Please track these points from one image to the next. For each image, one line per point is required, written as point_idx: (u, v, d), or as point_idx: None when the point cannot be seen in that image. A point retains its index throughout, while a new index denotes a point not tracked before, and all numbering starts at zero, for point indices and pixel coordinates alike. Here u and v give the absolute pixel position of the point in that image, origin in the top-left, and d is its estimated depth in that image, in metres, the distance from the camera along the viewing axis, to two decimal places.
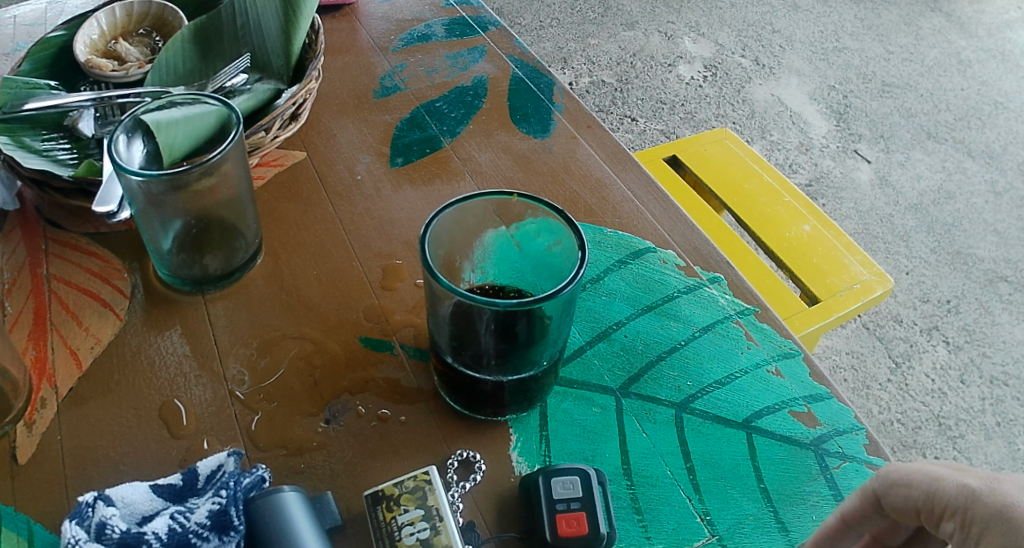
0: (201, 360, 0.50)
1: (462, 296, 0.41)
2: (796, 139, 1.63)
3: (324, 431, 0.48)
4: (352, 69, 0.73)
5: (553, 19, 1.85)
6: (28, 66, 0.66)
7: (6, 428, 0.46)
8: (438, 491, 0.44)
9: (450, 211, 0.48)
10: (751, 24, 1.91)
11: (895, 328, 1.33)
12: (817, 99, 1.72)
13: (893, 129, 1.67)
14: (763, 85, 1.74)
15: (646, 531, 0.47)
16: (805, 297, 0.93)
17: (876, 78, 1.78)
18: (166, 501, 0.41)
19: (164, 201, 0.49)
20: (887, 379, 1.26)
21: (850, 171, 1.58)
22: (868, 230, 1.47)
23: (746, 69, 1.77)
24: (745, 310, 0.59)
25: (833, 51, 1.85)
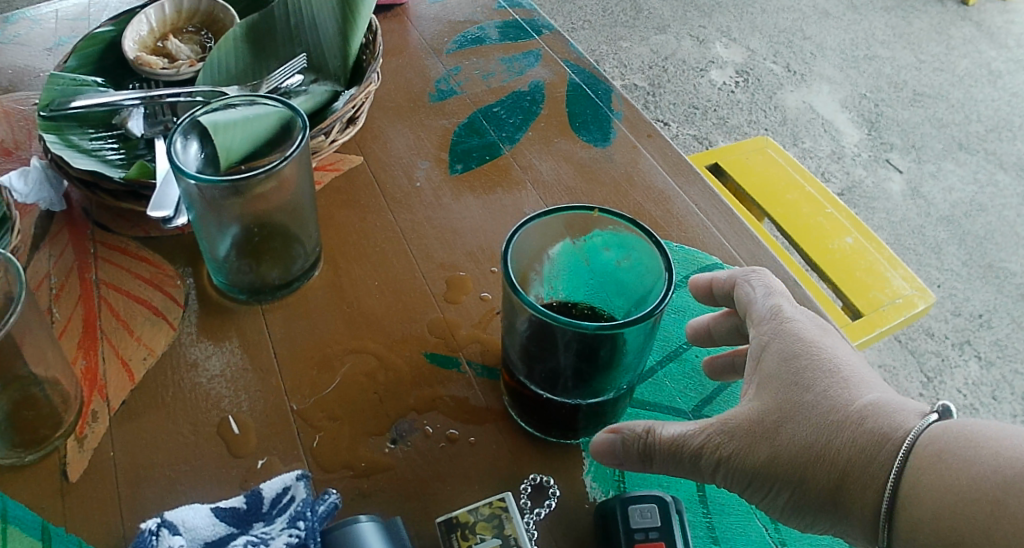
0: (261, 374, 0.49)
1: (547, 316, 0.40)
2: (828, 148, 1.59)
3: (389, 452, 0.46)
4: (407, 71, 0.73)
5: (584, 21, 1.82)
6: (75, 62, 0.64)
7: (56, 443, 0.45)
8: (516, 519, 0.42)
9: (528, 225, 0.46)
10: (783, 30, 1.87)
11: (926, 341, 1.30)
12: (850, 107, 1.68)
13: (924, 139, 1.63)
14: (795, 92, 1.71)
15: None
16: (845, 310, 0.84)
17: (908, 87, 1.74)
18: (231, 526, 0.40)
19: (224, 207, 0.49)
20: (918, 393, 1.23)
21: (882, 182, 1.54)
22: (900, 242, 1.44)
23: (778, 75, 1.74)
24: None
25: (864, 58, 1.81)
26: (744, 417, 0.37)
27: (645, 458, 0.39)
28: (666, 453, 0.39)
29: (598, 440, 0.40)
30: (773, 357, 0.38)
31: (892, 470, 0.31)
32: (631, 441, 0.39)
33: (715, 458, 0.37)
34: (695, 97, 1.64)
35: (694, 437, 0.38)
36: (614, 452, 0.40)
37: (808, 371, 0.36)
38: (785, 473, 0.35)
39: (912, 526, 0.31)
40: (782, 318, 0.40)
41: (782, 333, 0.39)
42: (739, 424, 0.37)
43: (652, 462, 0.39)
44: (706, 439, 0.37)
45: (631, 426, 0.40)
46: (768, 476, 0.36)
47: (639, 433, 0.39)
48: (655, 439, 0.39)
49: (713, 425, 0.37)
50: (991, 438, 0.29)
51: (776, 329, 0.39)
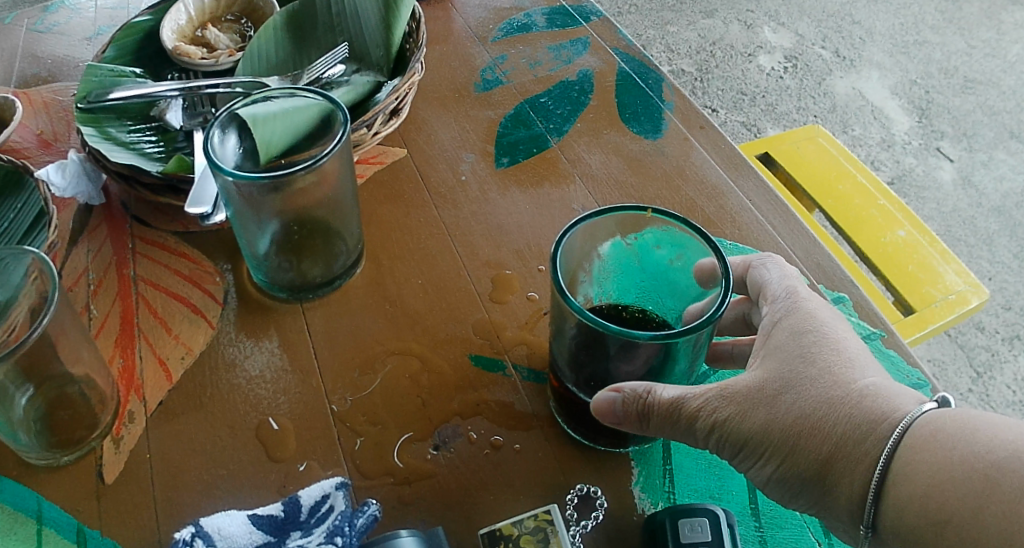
0: (301, 375, 0.48)
1: (595, 324, 0.37)
2: (878, 135, 1.52)
3: (433, 458, 0.44)
4: (451, 60, 0.71)
5: (632, 5, 1.78)
6: (113, 52, 0.63)
7: (94, 443, 0.44)
8: (561, 532, 0.41)
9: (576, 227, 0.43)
10: (832, 14, 1.79)
11: (976, 335, 1.23)
12: (899, 94, 1.60)
13: (976, 127, 1.54)
14: (845, 78, 1.63)
15: None
16: (897, 305, 0.79)
17: (958, 73, 1.65)
18: (268, 534, 0.40)
19: (263, 202, 0.47)
20: (968, 389, 1.18)
21: (931, 171, 1.47)
22: (949, 232, 1.37)
23: (826, 61, 1.66)
24: (872, 334, 0.52)
25: (914, 44, 1.71)
26: (746, 386, 0.36)
27: (642, 421, 0.38)
28: (663, 417, 0.38)
29: (599, 400, 0.38)
30: (783, 334, 0.38)
31: (886, 447, 0.32)
32: (631, 403, 0.38)
33: (710, 423, 0.37)
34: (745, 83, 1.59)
35: (693, 400, 0.37)
36: (614, 411, 0.38)
37: (814, 349, 0.36)
38: (775, 444, 0.35)
39: (898, 504, 0.31)
40: (797, 299, 0.40)
41: (795, 313, 0.39)
42: (740, 392, 0.36)
43: (650, 426, 0.38)
44: (703, 404, 0.37)
45: (633, 385, 0.38)
46: (760, 445, 0.36)
47: (640, 396, 0.38)
48: (658, 402, 0.38)
49: (713, 389, 0.37)
50: (986, 425, 0.30)
51: (789, 307, 0.39)
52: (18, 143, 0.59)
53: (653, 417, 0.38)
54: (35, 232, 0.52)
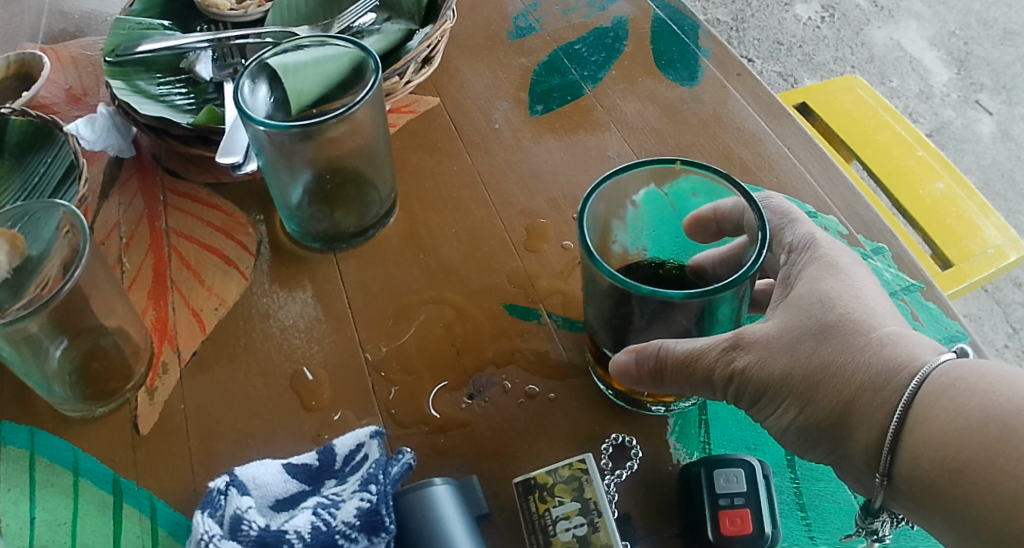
0: (335, 324, 0.47)
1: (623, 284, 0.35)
2: (916, 87, 1.44)
3: (467, 407, 0.44)
4: (483, 7, 0.69)
5: None
6: (140, 7, 0.63)
7: (128, 395, 0.44)
8: (597, 482, 0.39)
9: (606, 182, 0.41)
10: None
11: (1014, 292, 1.18)
12: (938, 45, 1.50)
13: (1017, 81, 1.45)
14: (882, 28, 1.53)
15: (810, 531, 0.41)
16: (933, 259, 0.75)
17: (997, 26, 1.53)
18: (302, 483, 0.38)
19: (294, 151, 0.47)
20: (1004, 345, 1.13)
21: (971, 123, 1.40)
22: (988, 187, 1.32)
23: (864, 11, 1.56)
24: (912, 286, 0.49)
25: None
26: (762, 335, 0.35)
27: (655, 380, 0.37)
28: (677, 371, 0.37)
29: (618, 363, 0.38)
30: (802, 281, 0.36)
31: (905, 396, 0.30)
32: (646, 362, 0.37)
33: (723, 374, 0.36)
34: (782, 32, 1.52)
35: (706, 352, 0.36)
36: (629, 371, 0.38)
37: (833, 297, 0.34)
38: (790, 392, 0.34)
39: (914, 452, 0.30)
40: (817, 245, 0.38)
41: (814, 260, 0.37)
42: (755, 341, 0.35)
43: (664, 381, 0.37)
44: (717, 354, 0.36)
45: (647, 345, 0.37)
46: (774, 394, 0.34)
47: (654, 354, 0.37)
48: (672, 355, 0.36)
49: (726, 339, 0.36)
50: (1010, 378, 0.28)
51: (808, 255, 0.38)
52: (49, 98, 0.59)
53: (667, 371, 0.37)
54: (66, 186, 0.52)
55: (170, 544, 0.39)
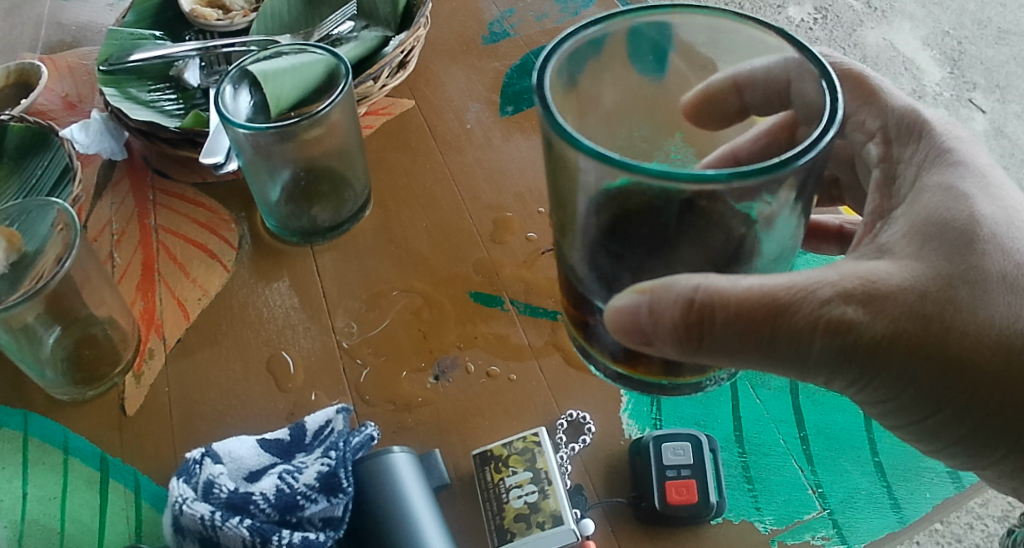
0: (310, 312, 0.50)
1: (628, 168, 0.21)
2: (909, 87, 1.32)
3: (432, 387, 0.46)
4: (461, 13, 0.72)
5: None
6: (132, 17, 0.66)
7: (116, 379, 0.48)
8: (548, 454, 0.42)
9: (573, 40, 0.26)
10: None
11: None
12: (930, 45, 1.39)
13: (1010, 79, 1.36)
14: (874, 29, 1.40)
15: (756, 502, 0.43)
16: None
17: (992, 23, 1.43)
18: (273, 456, 0.42)
19: (273, 151, 0.52)
20: None
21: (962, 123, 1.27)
22: None
23: (856, 13, 1.45)
24: None
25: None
26: (904, 277, 0.28)
27: (690, 337, 0.27)
28: (724, 328, 0.27)
29: (619, 307, 0.27)
30: (939, 197, 0.31)
31: None
32: (676, 313, 0.26)
33: (806, 330, 0.27)
34: None
35: (798, 299, 0.27)
36: (641, 321, 0.26)
37: (985, 225, 0.30)
38: (923, 353, 0.29)
39: None
40: (935, 143, 0.33)
41: (947, 167, 0.32)
42: (880, 289, 0.28)
43: (703, 339, 0.27)
44: (789, 305, 0.27)
45: (674, 288, 0.26)
46: (894, 355, 0.28)
47: (687, 305, 0.26)
48: (730, 306, 0.26)
49: (826, 282, 0.27)
50: None
51: (928, 160, 0.33)
52: (46, 105, 0.63)
53: (708, 327, 0.26)
54: (60, 187, 0.55)
55: (153, 515, 0.42)
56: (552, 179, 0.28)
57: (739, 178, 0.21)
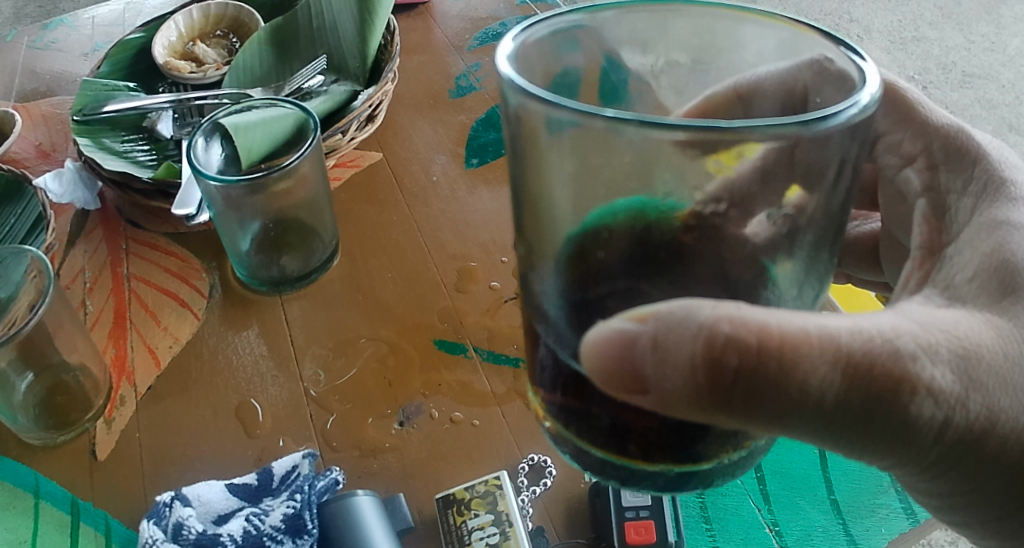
0: (279, 360, 0.52)
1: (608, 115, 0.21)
2: None
3: (397, 432, 0.48)
4: (428, 68, 0.76)
5: None
6: (107, 67, 0.68)
7: (87, 424, 0.49)
8: (509, 497, 0.44)
9: (540, 29, 0.27)
10: (829, 13, 1.59)
11: None
12: None
13: (972, 121, 1.34)
14: None
15: (714, 540, 0.45)
16: None
17: (955, 69, 1.44)
18: (242, 500, 0.44)
19: (243, 203, 0.54)
20: None
21: None
22: None
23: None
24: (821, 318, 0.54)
25: (912, 40, 1.50)
26: (968, 330, 0.26)
27: (717, 386, 0.24)
28: (760, 376, 0.23)
29: (608, 331, 0.24)
30: (1000, 236, 0.30)
31: None
32: (693, 345, 0.23)
33: (862, 387, 0.24)
34: None
35: (873, 349, 0.24)
36: (641, 357, 0.24)
37: None
38: (974, 422, 0.26)
39: None
40: (992, 172, 0.34)
41: (1007, 202, 0.32)
42: (944, 341, 0.26)
43: (736, 392, 0.24)
44: (847, 354, 0.24)
45: (693, 317, 0.23)
46: (954, 424, 0.26)
47: (708, 338, 0.23)
48: (773, 343, 0.23)
49: (908, 335, 0.25)
50: None
51: (983, 191, 0.33)
52: (19, 154, 0.65)
53: (739, 371, 0.23)
54: (33, 235, 0.57)
55: None
56: (519, 169, 0.27)
57: (753, 126, 0.20)
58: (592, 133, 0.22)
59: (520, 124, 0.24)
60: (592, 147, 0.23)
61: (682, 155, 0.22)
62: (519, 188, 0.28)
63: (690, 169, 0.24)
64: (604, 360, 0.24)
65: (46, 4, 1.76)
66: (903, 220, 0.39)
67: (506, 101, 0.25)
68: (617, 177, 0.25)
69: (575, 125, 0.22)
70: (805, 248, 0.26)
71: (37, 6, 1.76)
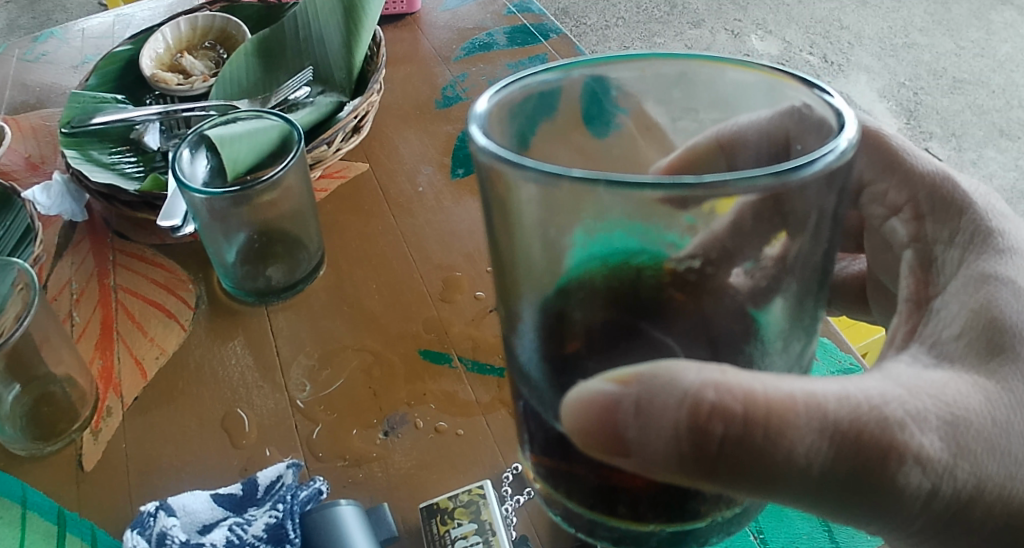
0: (265, 372, 0.52)
1: (575, 177, 0.21)
2: None
3: (382, 442, 0.48)
4: (415, 79, 0.76)
5: (619, 18, 1.63)
6: (96, 80, 0.69)
7: (73, 435, 0.49)
8: (492, 506, 0.44)
9: (513, 89, 0.27)
10: (819, 21, 1.61)
11: None
12: (887, 97, 1.41)
13: (965, 127, 1.35)
14: (832, 83, 1.43)
15: None
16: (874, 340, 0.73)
17: (946, 74, 1.45)
18: (227, 510, 0.45)
19: (228, 215, 0.55)
20: None
21: None
22: None
23: (813, 66, 1.48)
24: None
25: (902, 47, 1.52)
26: (956, 394, 0.26)
27: (702, 456, 0.24)
28: (746, 446, 0.23)
29: (590, 393, 0.25)
30: (988, 291, 0.31)
31: None
32: (677, 413, 0.23)
33: (849, 457, 0.24)
34: None
35: (860, 416, 0.24)
36: (623, 418, 0.24)
37: None
38: (963, 490, 0.26)
39: None
40: (979, 223, 0.34)
41: (995, 254, 0.32)
42: (933, 407, 0.26)
43: (720, 462, 0.24)
44: (834, 422, 0.24)
45: (677, 384, 0.24)
46: (942, 492, 0.26)
47: (693, 406, 0.23)
48: (759, 412, 0.23)
49: (896, 401, 0.25)
50: None
51: (971, 242, 0.34)
52: (10, 166, 0.65)
53: (724, 440, 0.23)
54: (22, 247, 0.57)
55: None
56: (494, 229, 0.27)
57: (726, 180, 0.20)
58: (564, 193, 0.22)
59: (495, 186, 0.24)
60: (566, 206, 0.23)
61: (657, 210, 0.22)
62: (495, 248, 0.28)
63: (668, 224, 0.24)
64: (589, 424, 0.25)
65: (40, 17, 1.77)
66: (888, 268, 0.40)
67: (478, 165, 0.25)
68: (593, 233, 0.24)
69: (547, 186, 0.22)
70: (792, 293, 0.26)
71: (30, 19, 1.76)
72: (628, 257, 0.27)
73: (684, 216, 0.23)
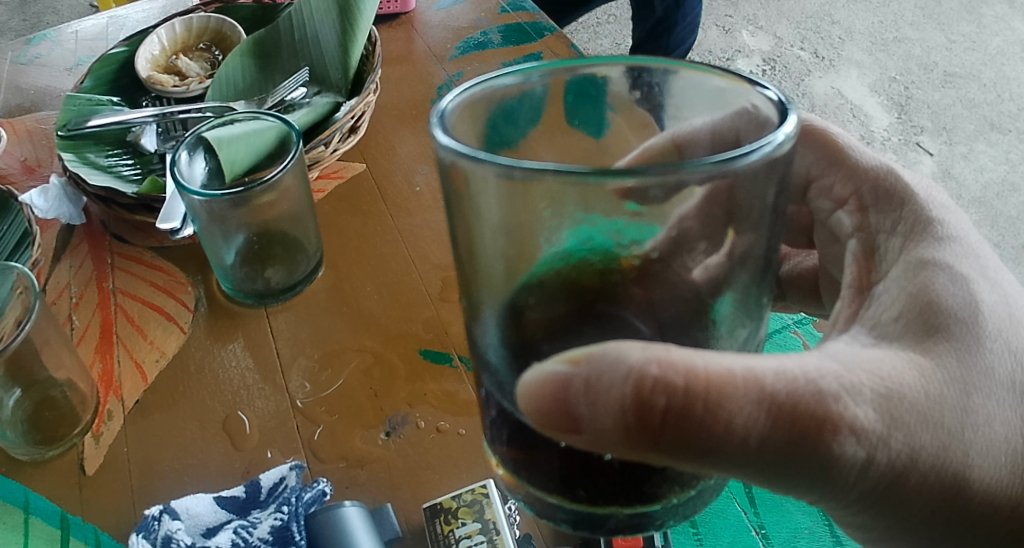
0: (264, 373, 0.52)
1: (525, 168, 0.21)
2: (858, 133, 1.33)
3: (383, 443, 0.48)
4: (410, 79, 0.76)
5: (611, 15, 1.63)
6: (91, 83, 0.69)
7: (75, 439, 0.49)
8: (496, 505, 0.45)
9: (475, 90, 0.27)
10: (810, 16, 1.61)
11: None
12: (878, 91, 1.41)
13: (955, 120, 1.35)
14: (823, 78, 1.45)
15: (699, 541, 0.45)
16: None
17: (937, 69, 1.46)
18: (231, 513, 0.45)
19: (227, 216, 0.55)
20: None
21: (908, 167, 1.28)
22: None
23: (805, 62, 1.49)
24: (804, 318, 0.54)
25: (893, 41, 1.53)
26: (891, 370, 0.26)
27: (646, 428, 0.24)
28: (686, 419, 0.23)
29: (544, 375, 0.25)
30: (925, 276, 0.31)
31: None
32: (623, 388, 0.23)
33: (784, 428, 0.24)
34: None
35: (795, 386, 0.24)
36: (574, 398, 0.24)
37: (984, 310, 0.30)
38: (897, 460, 0.26)
39: None
40: (919, 213, 0.34)
41: (933, 241, 0.33)
42: (868, 381, 0.26)
43: (662, 438, 0.24)
44: (771, 395, 0.24)
45: (623, 360, 0.24)
46: (876, 463, 0.26)
47: (637, 382, 0.23)
48: (699, 386, 0.23)
49: (831, 373, 0.25)
50: None
51: (911, 231, 0.34)
52: (6, 170, 0.65)
53: (667, 412, 0.23)
54: (19, 251, 0.57)
55: None
56: (455, 225, 0.27)
57: (674, 167, 0.20)
58: (516, 185, 0.22)
59: (453, 181, 0.25)
60: (518, 198, 0.23)
61: (604, 199, 0.22)
62: (456, 244, 0.28)
63: (612, 213, 0.24)
64: (537, 397, 0.25)
65: (31, 18, 1.77)
66: (833, 259, 0.41)
67: (439, 160, 0.25)
68: (545, 224, 0.25)
69: (503, 178, 0.22)
70: (741, 285, 0.26)
71: (22, 22, 1.76)
72: (581, 243, 0.28)
73: (628, 204, 0.23)
